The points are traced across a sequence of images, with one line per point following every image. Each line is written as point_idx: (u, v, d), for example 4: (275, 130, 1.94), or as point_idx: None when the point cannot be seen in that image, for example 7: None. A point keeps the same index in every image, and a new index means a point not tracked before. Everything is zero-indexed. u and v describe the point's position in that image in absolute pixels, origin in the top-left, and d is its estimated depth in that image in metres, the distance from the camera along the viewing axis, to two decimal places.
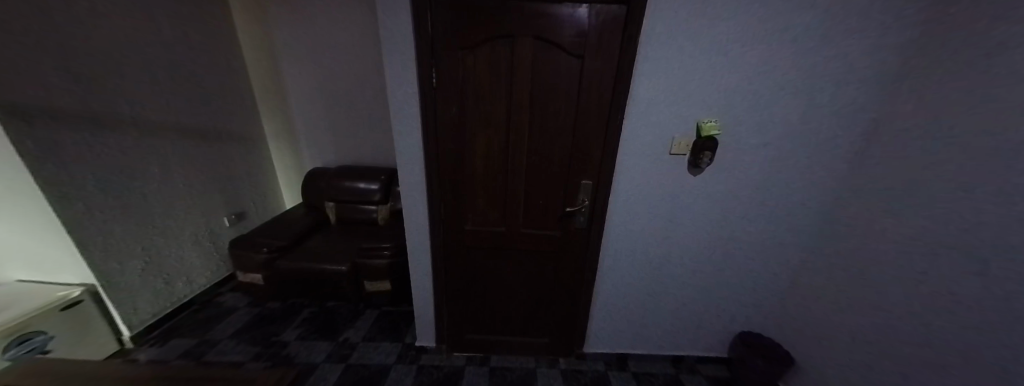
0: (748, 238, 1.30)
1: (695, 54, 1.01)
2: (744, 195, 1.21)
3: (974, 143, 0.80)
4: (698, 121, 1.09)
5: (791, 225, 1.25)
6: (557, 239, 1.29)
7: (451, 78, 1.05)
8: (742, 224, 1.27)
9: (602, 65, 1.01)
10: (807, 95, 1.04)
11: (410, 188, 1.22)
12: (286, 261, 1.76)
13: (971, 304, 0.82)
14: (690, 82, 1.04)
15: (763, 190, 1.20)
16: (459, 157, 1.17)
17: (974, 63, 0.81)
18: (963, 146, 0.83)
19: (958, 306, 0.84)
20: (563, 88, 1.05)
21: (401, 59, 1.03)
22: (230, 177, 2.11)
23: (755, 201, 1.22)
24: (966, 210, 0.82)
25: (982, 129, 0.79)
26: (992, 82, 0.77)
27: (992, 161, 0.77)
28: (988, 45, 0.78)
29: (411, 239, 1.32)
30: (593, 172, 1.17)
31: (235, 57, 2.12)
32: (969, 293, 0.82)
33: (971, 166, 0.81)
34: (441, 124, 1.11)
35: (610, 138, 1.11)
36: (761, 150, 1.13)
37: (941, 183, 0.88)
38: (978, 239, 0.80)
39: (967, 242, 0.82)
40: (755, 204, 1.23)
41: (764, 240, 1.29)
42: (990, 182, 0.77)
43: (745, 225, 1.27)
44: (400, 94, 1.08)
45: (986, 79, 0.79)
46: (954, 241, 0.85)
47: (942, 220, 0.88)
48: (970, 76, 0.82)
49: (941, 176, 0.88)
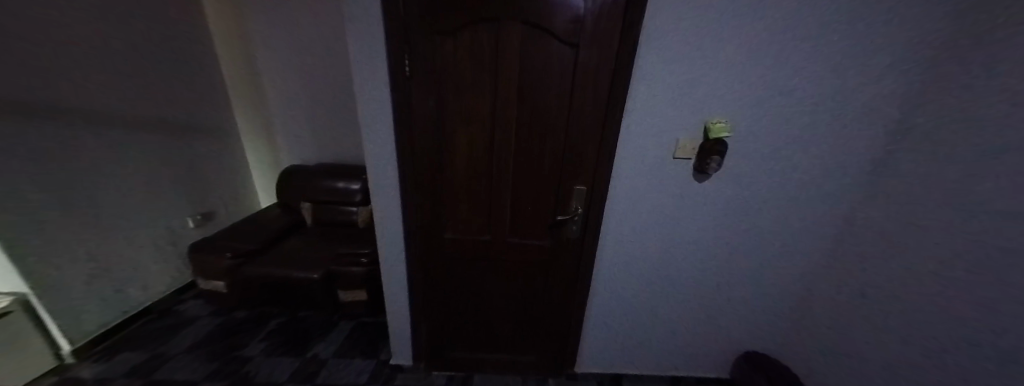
0: (753, 251, 1.18)
1: (704, 43, 0.87)
2: (750, 204, 1.10)
3: (984, 156, 0.71)
4: (706, 121, 0.96)
5: (800, 236, 1.14)
6: (546, 250, 1.16)
7: (426, 65, 0.91)
8: (748, 237, 1.15)
9: (599, 54, 0.88)
10: (825, 92, 0.91)
11: (380, 192, 1.09)
12: (253, 268, 1.60)
13: (983, 333, 0.71)
14: (698, 77, 0.91)
15: (772, 197, 1.08)
16: (436, 157, 1.03)
17: (990, 66, 0.71)
18: (979, 155, 0.72)
19: (962, 334, 0.76)
20: (555, 81, 0.93)
21: (365, 44, 0.90)
22: (195, 174, 1.95)
23: (762, 212, 1.11)
24: (981, 228, 0.72)
25: (991, 143, 0.70)
26: (1005, 86, 0.67)
27: (997, 178, 0.68)
28: (1005, 45, 0.68)
29: (383, 247, 1.19)
30: (589, 176, 1.04)
31: (202, 43, 1.95)
32: (980, 323, 0.72)
33: (986, 176, 0.70)
34: (415, 120, 0.98)
35: (607, 139, 0.98)
36: (771, 154, 1.01)
37: (961, 195, 0.76)
38: (994, 264, 0.69)
39: (982, 265, 0.71)
40: (761, 214, 1.11)
41: (771, 254, 1.18)
42: (997, 202, 0.68)
43: (750, 236, 1.15)
44: (367, 85, 0.95)
45: (1006, 77, 0.67)
46: (970, 263, 0.74)
47: (960, 238, 0.76)
48: (991, 75, 0.71)
49: (959, 186, 0.77)
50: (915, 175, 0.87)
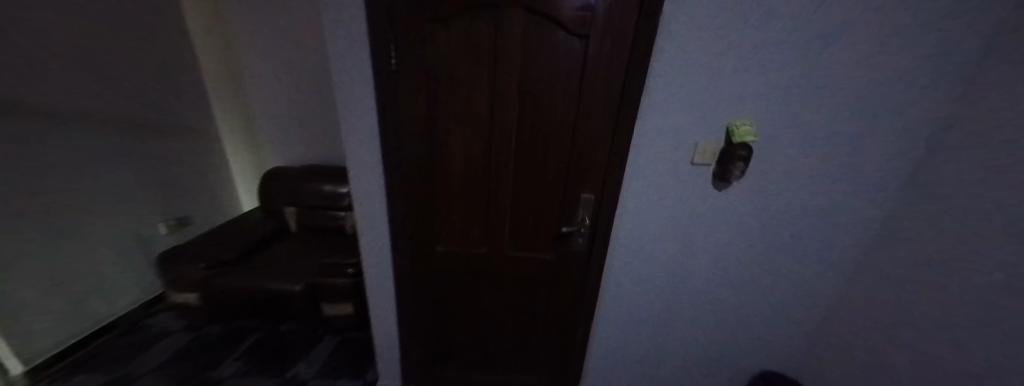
0: (777, 270, 1.06)
1: (733, 34, 0.75)
2: (776, 219, 0.98)
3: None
4: (729, 123, 0.85)
5: (831, 253, 1.02)
6: (550, 264, 1.05)
7: (417, 57, 0.80)
8: (771, 253, 1.03)
9: (612, 48, 0.78)
10: (869, 91, 0.79)
11: (365, 200, 0.98)
12: (228, 280, 1.47)
13: None
14: (724, 72, 0.80)
15: (802, 212, 0.96)
16: (428, 161, 0.92)
17: None
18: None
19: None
20: (561, 77, 0.82)
21: (341, 33, 0.78)
22: (166, 177, 1.81)
23: (787, 226, 0.99)
24: None
25: None
26: None
27: None
28: None
29: (368, 259, 1.07)
30: (597, 183, 0.94)
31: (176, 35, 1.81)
32: None
33: None
34: (404, 119, 0.86)
35: (618, 143, 0.88)
36: (803, 163, 0.89)
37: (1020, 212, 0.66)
38: None
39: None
40: (789, 229, 0.99)
41: (796, 273, 1.06)
42: None
43: (774, 253, 1.03)
44: (349, 80, 0.83)
45: None
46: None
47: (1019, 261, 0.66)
48: None
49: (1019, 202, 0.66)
50: (963, 186, 0.76)
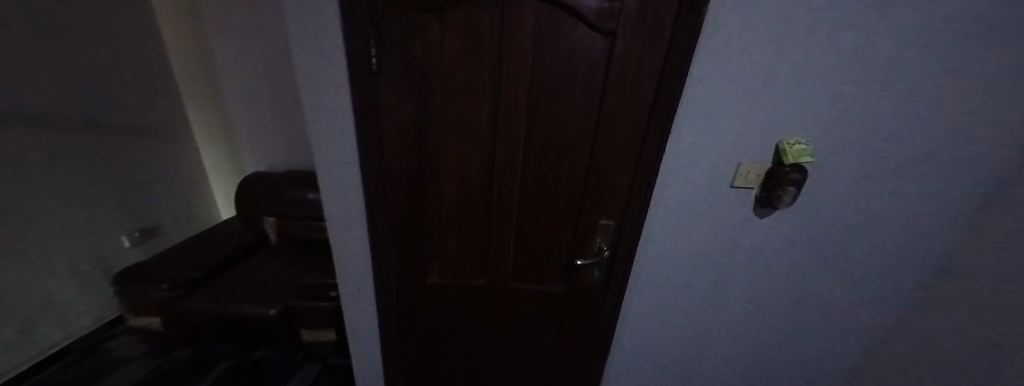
0: (816, 309, 0.92)
1: (787, 32, 0.61)
2: (819, 253, 0.84)
3: None
4: (781, 141, 0.70)
5: (879, 294, 0.86)
6: (559, 297, 0.91)
7: (405, 56, 0.64)
8: (808, 290, 0.89)
9: (644, 47, 0.62)
10: (947, 106, 0.64)
11: (340, 225, 0.82)
12: (194, 302, 1.31)
13: None
14: (775, 80, 0.65)
15: (849, 245, 0.81)
16: (418, 181, 0.77)
17: None
18: None
19: None
20: (580, 82, 0.67)
21: (301, 25, 0.62)
22: (127, 184, 1.65)
23: (821, 261, 0.85)
24: None
25: None
26: None
27: None
28: None
29: (347, 291, 0.92)
30: (617, 208, 0.79)
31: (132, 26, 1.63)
32: None
33: None
34: (387, 132, 0.70)
35: (646, 162, 0.73)
36: (856, 190, 0.75)
37: None
38: None
39: None
40: (833, 265, 0.84)
41: (839, 314, 0.91)
42: None
43: (813, 290, 0.89)
44: (320, 83, 0.67)
45: None
46: None
47: None
48: None
49: None
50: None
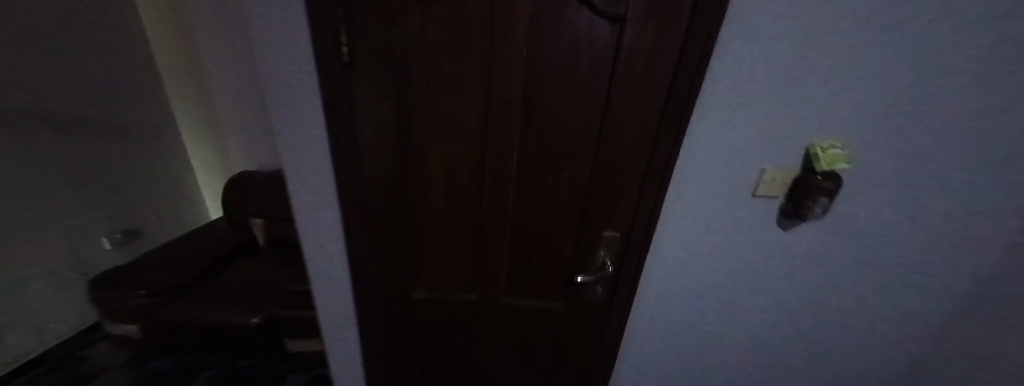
0: (831, 324, 0.86)
1: (833, 26, 0.51)
2: (834, 268, 0.77)
3: None
4: (814, 145, 0.61)
5: (888, 309, 0.82)
6: (557, 313, 0.83)
7: (381, 47, 0.55)
8: (826, 305, 0.83)
9: (657, 38, 0.53)
10: (997, 111, 0.57)
11: (314, 237, 0.74)
12: (174, 310, 1.24)
13: None
14: (811, 81, 0.56)
15: (864, 260, 0.76)
16: (400, 188, 0.68)
17: None
18: None
19: None
20: (583, 77, 0.59)
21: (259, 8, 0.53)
22: (111, 186, 1.59)
23: (843, 276, 0.78)
24: None
25: None
26: None
27: None
28: None
29: (326, 305, 0.84)
30: (623, 218, 0.71)
31: (112, 17, 1.55)
32: None
33: None
34: (363, 134, 0.62)
35: (657, 168, 0.64)
36: (875, 202, 0.68)
37: None
38: None
39: None
40: (851, 281, 0.78)
41: (853, 328, 0.86)
42: None
43: (825, 307, 0.83)
44: (284, 78, 0.58)
45: None
46: None
47: None
48: None
49: None
50: None
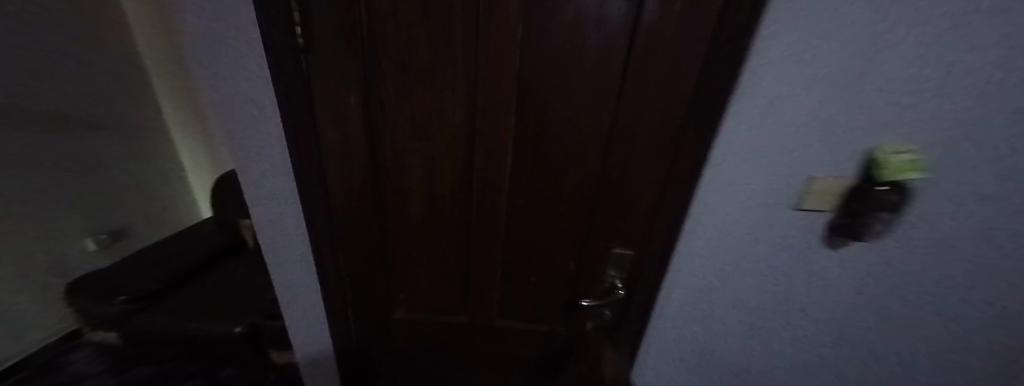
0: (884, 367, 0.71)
1: (929, 2, 0.37)
2: (883, 305, 0.64)
3: None
4: (877, 148, 0.48)
5: (961, 354, 0.67)
6: (557, 337, 0.73)
7: (339, 26, 0.45)
8: (882, 345, 0.68)
9: (683, 15, 0.42)
10: None
11: (278, 249, 0.65)
12: (147, 320, 1.17)
13: None
14: (886, 74, 0.43)
15: (925, 298, 0.62)
16: (374, 195, 0.59)
17: None
18: None
19: None
20: (591, 64, 0.47)
21: None
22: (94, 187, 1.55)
23: (906, 312, 0.64)
24: None
25: None
26: None
27: None
28: None
29: (298, 323, 0.75)
30: (637, 233, 0.60)
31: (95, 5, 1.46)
32: None
33: None
34: (327, 132, 0.52)
35: (680, 176, 0.53)
36: (953, 225, 0.54)
37: None
38: None
39: None
40: (914, 318, 0.64)
41: (913, 373, 0.71)
42: None
43: (867, 350, 0.70)
44: (218, 66, 0.47)
45: None
46: None
47: None
48: None
49: None
50: None
